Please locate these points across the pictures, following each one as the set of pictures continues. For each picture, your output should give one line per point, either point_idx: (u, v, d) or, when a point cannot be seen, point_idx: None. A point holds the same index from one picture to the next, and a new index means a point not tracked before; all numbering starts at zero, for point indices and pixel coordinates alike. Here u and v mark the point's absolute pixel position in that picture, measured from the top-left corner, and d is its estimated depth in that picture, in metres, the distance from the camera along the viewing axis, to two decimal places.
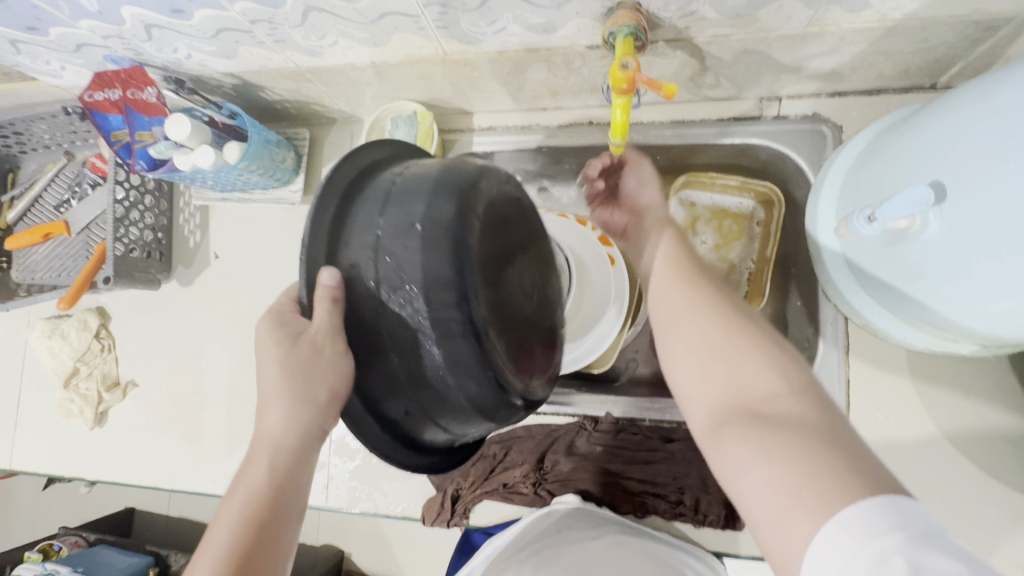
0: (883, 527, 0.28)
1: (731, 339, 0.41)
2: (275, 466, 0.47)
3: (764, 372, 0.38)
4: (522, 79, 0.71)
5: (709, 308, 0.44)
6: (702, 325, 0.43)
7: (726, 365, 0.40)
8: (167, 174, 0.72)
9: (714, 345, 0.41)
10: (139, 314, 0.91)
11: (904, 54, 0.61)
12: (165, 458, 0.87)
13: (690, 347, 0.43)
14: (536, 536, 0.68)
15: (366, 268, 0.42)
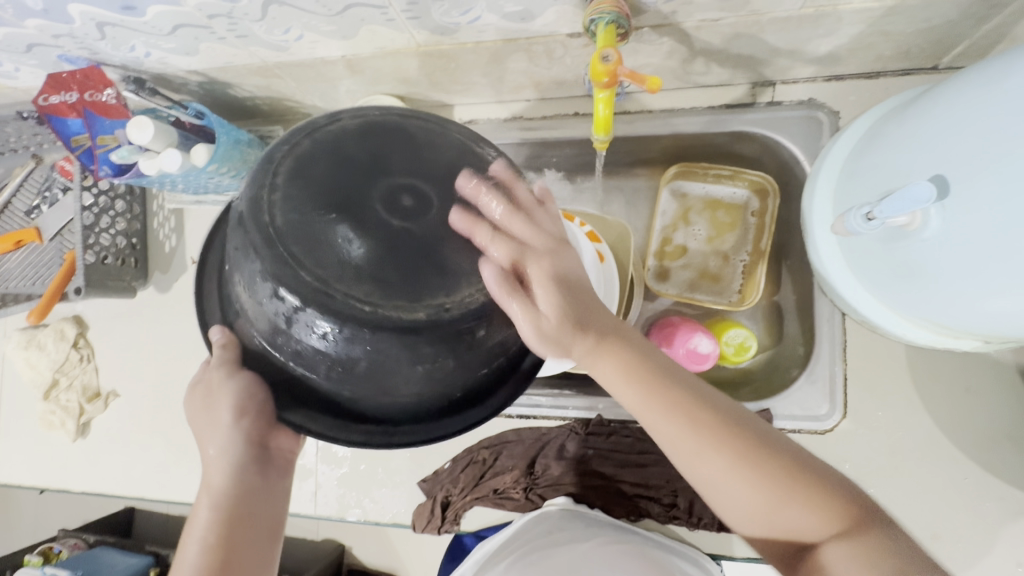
0: None
1: (780, 504, 0.46)
2: (223, 489, 0.50)
3: (809, 517, 0.45)
4: (502, 70, 0.67)
5: (729, 459, 0.46)
6: (739, 491, 0.46)
7: (780, 518, 0.46)
8: (135, 179, 0.69)
9: (757, 509, 0.47)
10: (117, 322, 0.88)
11: (905, 34, 0.58)
12: (151, 468, 0.86)
13: (732, 496, 0.47)
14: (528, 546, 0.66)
15: (235, 305, 0.46)
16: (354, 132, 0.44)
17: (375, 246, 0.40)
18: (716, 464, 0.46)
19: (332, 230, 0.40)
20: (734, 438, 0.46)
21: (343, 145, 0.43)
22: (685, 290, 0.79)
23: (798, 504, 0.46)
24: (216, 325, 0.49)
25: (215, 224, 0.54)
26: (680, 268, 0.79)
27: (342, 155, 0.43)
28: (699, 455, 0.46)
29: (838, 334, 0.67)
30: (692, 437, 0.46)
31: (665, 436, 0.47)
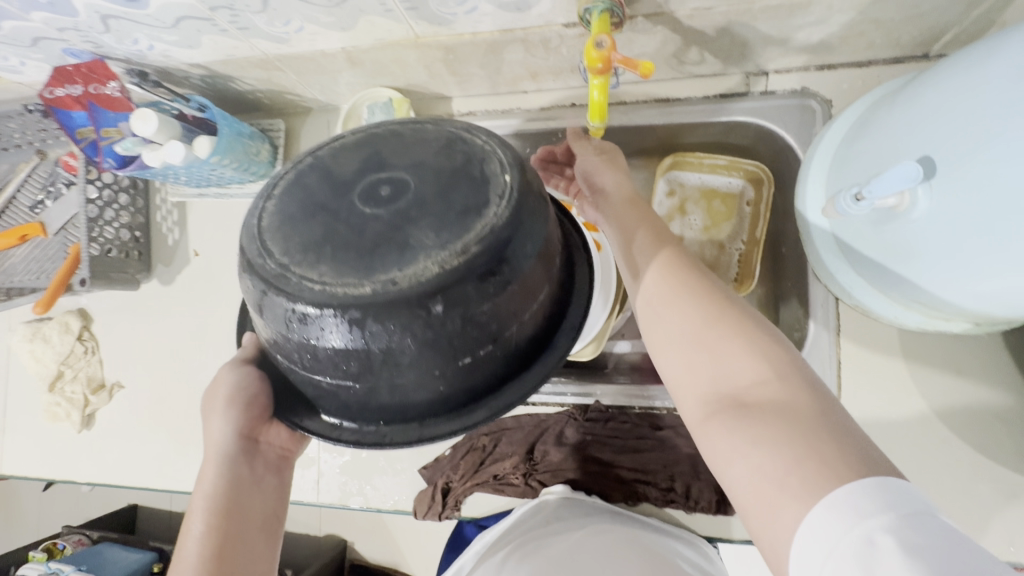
0: (873, 509, 0.30)
1: (720, 332, 0.42)
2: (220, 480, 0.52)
3: (741, 358, 0.41)
4: (500, 61, 0.68)
5: (694, 294, 0.45)
6: (685, 317, 0.44)
7: (716, 357, 0.42)
8: (138, 171, 0.70)
9: (698, 342, 0.43)
10: (121, 315, 0.90)
11: (895, 21, 0.59)
12: (156, 458, 0.87)
13: (675, 330, 0.44)
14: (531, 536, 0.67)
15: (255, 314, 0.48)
16: (355, 143, 0.47)
17: (370, 235, 0.41)
18: (677, 293, 0.46)
19: (307, 236, 0.42)
20: (706, 289, 0.45)
21: (346, 152, 0.46)
22: None
23: (744, 360, 0.41)
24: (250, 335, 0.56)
25: None
26: None
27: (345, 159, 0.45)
28: (662, 284, 0.47)
29: (832, 318, 0.68)
30: (668, 274, 0.47)
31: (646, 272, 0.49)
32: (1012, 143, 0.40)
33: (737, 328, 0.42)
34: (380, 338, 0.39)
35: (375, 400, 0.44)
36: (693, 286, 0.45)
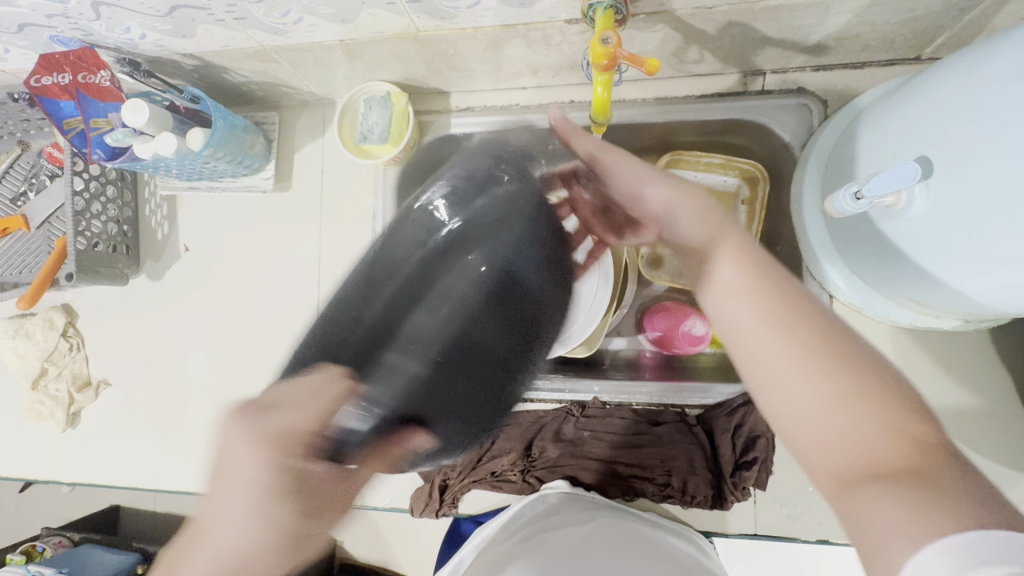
0: (990, 557, 0.27)
1: (847, 398, 0.37)
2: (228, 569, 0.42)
3: (867, 423, 0.36)
4: (500, 56, 0.68)
5: (808, 348, 0.40)
6: (800, 380, 0.39)
7: (845, 424, 0.37)
8: (128, 163, 0.68)
9: (825, 409, 0.38)
10: (108, 311, 0.87)
11: (891, 24, 0.60)
12: (144, 457, 0.85)
13: (783, 376, 0.40)
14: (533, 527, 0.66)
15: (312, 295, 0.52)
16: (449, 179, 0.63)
17: None
18: (781, 349, 0.41)
19: None
20: (828, 340, 0.40)
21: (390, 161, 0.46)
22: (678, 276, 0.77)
23: (858, 411, 0.36)
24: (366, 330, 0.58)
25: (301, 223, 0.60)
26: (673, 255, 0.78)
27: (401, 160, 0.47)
28: (762, 334, 0.42)
29: None
30: (770, 321, 0.42)
31: (733, 319, 0.44)
32: (1006, 145, 0.41)
33: (849, 369, 0.38)
34: None
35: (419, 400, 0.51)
36: (803, 339, 0.40)
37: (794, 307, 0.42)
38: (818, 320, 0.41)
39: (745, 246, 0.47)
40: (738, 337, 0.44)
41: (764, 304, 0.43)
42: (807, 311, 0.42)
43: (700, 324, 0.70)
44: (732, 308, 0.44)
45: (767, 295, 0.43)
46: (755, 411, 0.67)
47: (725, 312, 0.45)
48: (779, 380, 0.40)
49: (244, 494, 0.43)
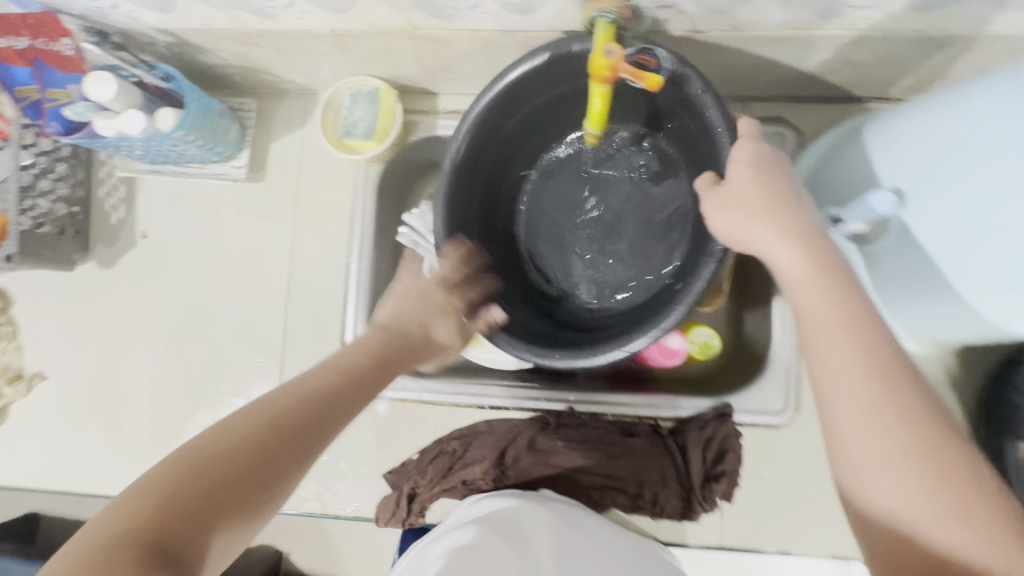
0: None
1: (916, 449, 0.39)
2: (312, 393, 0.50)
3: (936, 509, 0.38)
4: (494, 61, 0.68)
5: (869, 383, 0.41)
6: (873, 428, 0.41)
7: (906, 480, 0.39)
8: (87, 140, 0.64)
9: (888, 457, 0.40)
10: (46, 299, 0.80)
11: (864, 63, 0.64)
12: (81, 459, 0.78)
13: (840, 399, 0.42)
14: (506, 523, 0.61)
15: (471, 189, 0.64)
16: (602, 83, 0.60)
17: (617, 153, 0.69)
18: (872, 411, 0.41)
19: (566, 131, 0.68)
20: (909, 405, 0.41)
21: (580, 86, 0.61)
22: None
23: (918, 461, 0.39)
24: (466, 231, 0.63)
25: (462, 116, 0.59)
26: None
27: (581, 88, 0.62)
28: (841, 385, 0.43)
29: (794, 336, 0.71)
30: (862, 377, 0.42)
31: (825, 367, 0.44)
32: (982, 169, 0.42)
33: (905, 415, 0.40)
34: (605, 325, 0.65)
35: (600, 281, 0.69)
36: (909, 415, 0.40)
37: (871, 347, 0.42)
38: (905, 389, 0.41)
39: (821, 259, 0.47)
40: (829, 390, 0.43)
41: (848, 339, 0.43)
42: (897, 371, 0.42)
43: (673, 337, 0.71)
44: (828, 351, 0.44)
45: (848, 324, 0.44)
46: (725, 424, 0.69)
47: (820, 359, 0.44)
48: (849, 418, 0.42)
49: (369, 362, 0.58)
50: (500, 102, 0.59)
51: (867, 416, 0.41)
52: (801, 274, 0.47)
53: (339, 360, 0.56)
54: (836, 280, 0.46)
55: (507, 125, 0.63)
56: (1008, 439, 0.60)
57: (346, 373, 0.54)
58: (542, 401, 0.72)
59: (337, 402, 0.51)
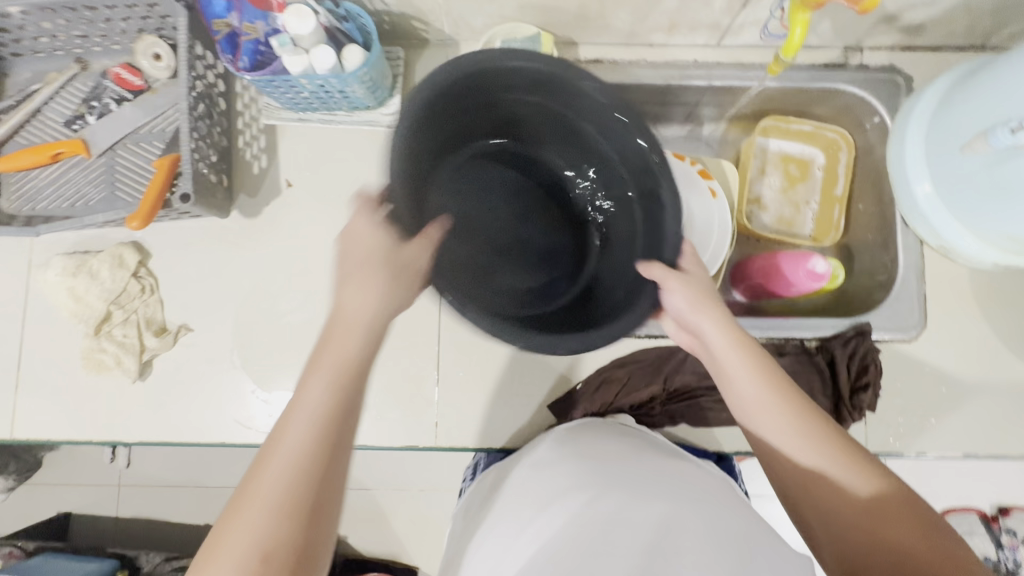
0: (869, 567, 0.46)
1: (799, 430, 0.53)
2: (333, 412, 0.48)
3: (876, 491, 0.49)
4: (652, 7, 0.73)
5: (775, 401, 0.54)
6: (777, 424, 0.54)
7: (829, 483, 0.50)
8: (269, 77, 0.64)
9: (831, 463, 0.51)
10: (186, 251, 0.79)
11: (981, 10, 0.72)
12: (231, 411, 0.77)
13: (771, 426, 0.54)
14: (581, 441, 0.65)
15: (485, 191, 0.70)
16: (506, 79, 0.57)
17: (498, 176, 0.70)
18: (825, 437, 0.52)
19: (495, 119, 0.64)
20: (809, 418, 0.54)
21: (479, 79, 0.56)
22: (767, 231, 0.91)
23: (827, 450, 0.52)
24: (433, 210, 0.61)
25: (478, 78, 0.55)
26: (761, 213, 0.92)
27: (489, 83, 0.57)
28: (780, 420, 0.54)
29: (916, 260, 0.79)
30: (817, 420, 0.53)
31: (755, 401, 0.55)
32: None
33: (807, 425, 0.53)
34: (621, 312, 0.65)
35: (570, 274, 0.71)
36: (865, 463, 0.51)
37: (766, 366, 0.56)
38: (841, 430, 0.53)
39: (777, 386, 0.55)
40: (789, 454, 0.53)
41: (750, 365, 0.56)
42: (824, 434, 0.52)
43: (822, 262, 0.76)
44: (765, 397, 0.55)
45: (795, 420, 0.53)
46: (866, 341, 0.75)
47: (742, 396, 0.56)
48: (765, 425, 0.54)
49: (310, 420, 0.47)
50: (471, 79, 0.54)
51: (780, 422, 0.54)
52: (744, 397, 0.56)
53: (315, 398, 0.49)
54: (772, 373, 0.56)
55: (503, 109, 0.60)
56: None
57: (329, 419, 0.48)
58: None
59: (336, 447, 0.48)
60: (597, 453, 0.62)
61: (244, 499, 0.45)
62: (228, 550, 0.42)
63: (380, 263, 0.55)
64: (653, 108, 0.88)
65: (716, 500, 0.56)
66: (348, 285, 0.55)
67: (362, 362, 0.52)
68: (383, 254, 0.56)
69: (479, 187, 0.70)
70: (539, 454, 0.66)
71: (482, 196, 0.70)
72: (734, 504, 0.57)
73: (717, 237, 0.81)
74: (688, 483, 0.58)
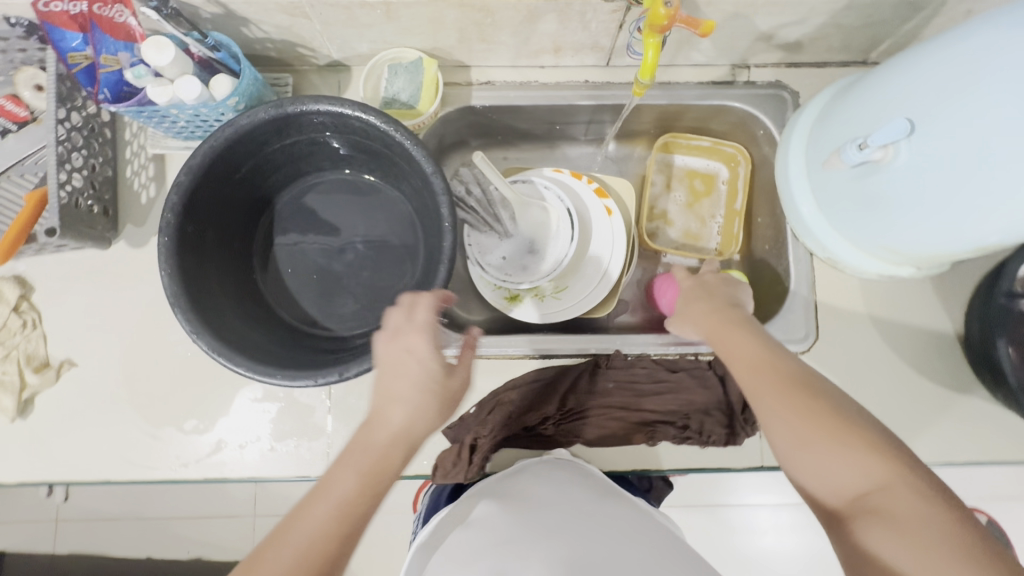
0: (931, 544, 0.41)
1: (797, 394, 0.52)
2: (336, 510, 0.49)
3: (849, 458, 0.48)
4: (531, 30, 0.73)
5: (772, 377, 0.53)
6: (768, 400, 0.53)
7: (826, 459, 0.49)
8: (136, 108, 0.64)
9: (795, 432, 0.51)
10: (73, 283, 0.77)
11: (853, 27, 0.74)
12: (118, 446, 0.75)
13: (769, 411, 0.53)
14: (517, 493, 0.65)
15: (320, 233, 0.79)
16: (280, 125, 0.67)
17: (333, 217, 0.79)
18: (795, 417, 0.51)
19: (332, 189, 0.79)
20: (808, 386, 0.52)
21: (265, 129, 0.67)
22: (673, 246, 0.92)
23: (824, 425, 0.50)
24: (286, 261, 0.78)
25: (255, 130, 0.66)
26: (666, 229, 0.92)
27: (284, 127, 0.68)
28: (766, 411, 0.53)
29: (807, 272, 0.80)
30: (786, 396, 0.52)
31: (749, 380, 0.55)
32: (982, 101, 0.51)
33: (798, 392, 0.52)
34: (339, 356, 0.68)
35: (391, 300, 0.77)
36: (826, 430, 0.49)
37: (746, 336, 0.58)
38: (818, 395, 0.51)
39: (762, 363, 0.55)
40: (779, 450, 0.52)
41: (740, 350, 0.57)
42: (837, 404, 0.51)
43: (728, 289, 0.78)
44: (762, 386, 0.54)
45: (787, 387, 0.52)
46: None
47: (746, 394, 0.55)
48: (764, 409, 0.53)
49: (320, 523, 0.48)
50: (261, 122, 0.66)
51: (769, 401, 0.53)
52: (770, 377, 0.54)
53: (343, 493, 0.50)
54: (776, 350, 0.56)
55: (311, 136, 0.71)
56: (999, 340, 0.70)
57: (343, 519, 0.49)
58: (592, 347, 0.76)
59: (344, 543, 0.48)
60: (521, 505, 0.61)
61: None
62: None
63: (413, 385, 0.55)
64: (555, 127, 0.89)
65: (666, 538, 0.61)
66: (400, 405, 0.54)
67: (401, 460, 0.54)
68: (428, 384, 0.55)
69: (323, 212, 0.79)
70: (477, 510, 0.64)
71: (329, 217, 0.78)
72: (655, 544, 0.57)
73: (614, 253, 0.82)
74: (605, 529, 0.57)
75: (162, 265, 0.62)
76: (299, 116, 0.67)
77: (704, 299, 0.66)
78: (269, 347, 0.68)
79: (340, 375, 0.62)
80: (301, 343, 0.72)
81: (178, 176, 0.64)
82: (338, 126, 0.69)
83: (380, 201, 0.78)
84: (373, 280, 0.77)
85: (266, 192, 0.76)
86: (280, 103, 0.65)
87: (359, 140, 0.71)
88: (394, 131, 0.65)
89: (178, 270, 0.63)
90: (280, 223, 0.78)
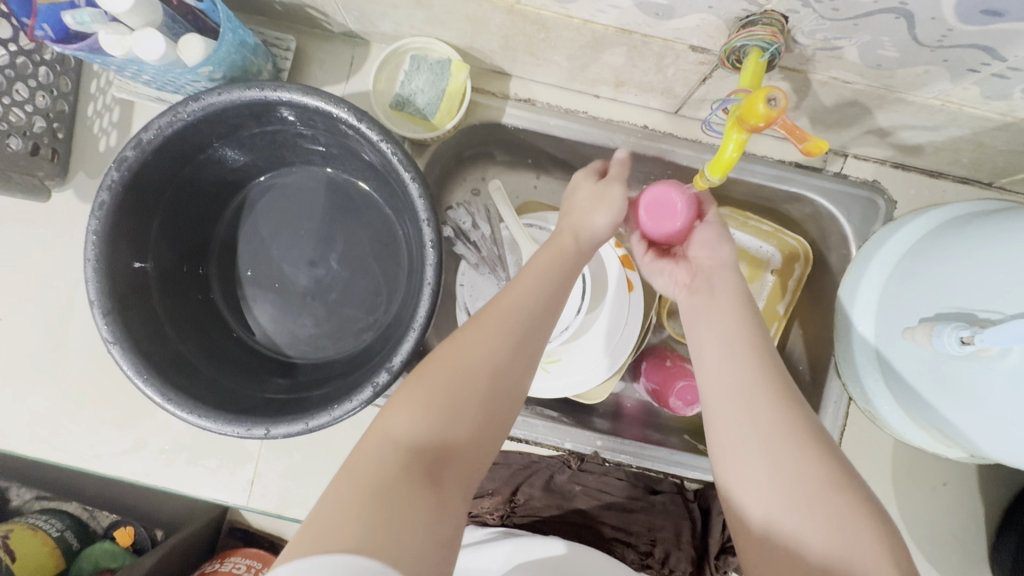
0: None
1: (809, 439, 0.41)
2: (522, 310, 0.47)
3: (869, 545, 0.37)
4: (593, 57, 0.58)
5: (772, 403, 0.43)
6: (775, 425, 0.42)
7: (825, 515, 0.38)
8: (84, 54, 0.51)
9: (792, 468, 0.40)
10: (8, 225, 0.68)
11: (994, 149, 0.58)
12: (27, 417, 0.67)
13: (771, 447, 0.41)
14: None
15: (290, 234, 0.67)
16: (255, 111, 0.54)
17: (307, 221, 0.67)
18: (808, 471, 0.40)
19: (312, 188, 0.67)
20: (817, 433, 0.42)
21: (238, 112, 0.54)
22: None
23: (822, 468, 0.40)
24: (248, 266, 0.67)
25: (224, 111, 0.53)
26: None
27: (260, 113, 0.55)
28: (758, 454, 0.42)
29: (836, 415, 0.68)
30: (797, 448, 0.41)
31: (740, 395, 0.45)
32: None
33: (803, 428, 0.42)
34: (276, 400, 0.58)
35: (353, 332, 0.66)
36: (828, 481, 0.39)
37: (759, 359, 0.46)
38: (842, 469, 0.40)
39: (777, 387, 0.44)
40: (746, 498, 0.42)
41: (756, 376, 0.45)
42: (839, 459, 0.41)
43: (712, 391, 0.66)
44: (740, 409, 0.44)
45: (789, 417, 0.42)
46: None
47: (726, 428, 0.44)
48: (750, 433, 0.43)
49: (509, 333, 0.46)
50: (230, 106, 0.52)
51: (769, 426, 0.42)
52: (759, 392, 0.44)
53: (521, 301, 0.48)
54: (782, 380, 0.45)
55: (289, 124, 0.57)
56: None
57: (524, 324, 0.47)
58: (566, 442, 0.67)
59: (496, 383, 0.43)
60: None
61: (428, 367, 0.43)
62: (470, 405, 0.42)
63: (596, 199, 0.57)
64: None
65: None
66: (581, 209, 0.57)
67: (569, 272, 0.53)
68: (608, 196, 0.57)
69: (298, 211, 0.67)
70: None
71: (304, 218, 0.67)
72: None
73: (624, 330, 0.69)
74: None
75: (87, 252, 0.51)
76: (277, 105, 0.53)
77: (711, 279, 0.54)
78: (199, 367, 0.58)
79: (267, 433, 0.52)
80: (239, 367, 0.62)
81: (123, 150, 0.52)
82: (326, 124, 0.56)
83: (368, 211, 0.67)
84: (343, 305, 0.67)
85: (232, 175, 0.64)
86: (255, 86, 0.51)
87: (348, 143, 0.58)
88: (388, 147, 0.52)
89: (106, 261, 0.52)
90: (246, 210, 0.68)
